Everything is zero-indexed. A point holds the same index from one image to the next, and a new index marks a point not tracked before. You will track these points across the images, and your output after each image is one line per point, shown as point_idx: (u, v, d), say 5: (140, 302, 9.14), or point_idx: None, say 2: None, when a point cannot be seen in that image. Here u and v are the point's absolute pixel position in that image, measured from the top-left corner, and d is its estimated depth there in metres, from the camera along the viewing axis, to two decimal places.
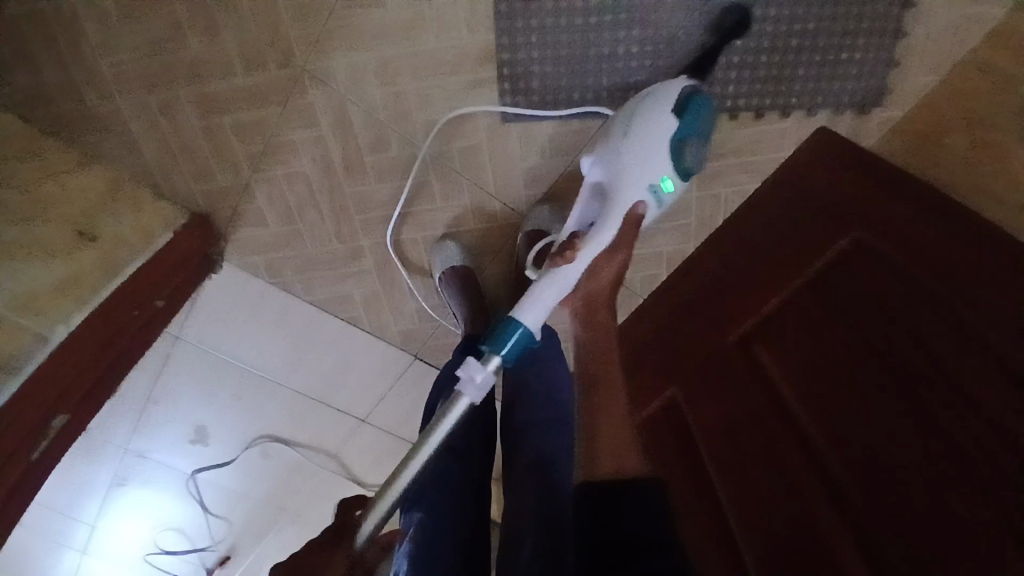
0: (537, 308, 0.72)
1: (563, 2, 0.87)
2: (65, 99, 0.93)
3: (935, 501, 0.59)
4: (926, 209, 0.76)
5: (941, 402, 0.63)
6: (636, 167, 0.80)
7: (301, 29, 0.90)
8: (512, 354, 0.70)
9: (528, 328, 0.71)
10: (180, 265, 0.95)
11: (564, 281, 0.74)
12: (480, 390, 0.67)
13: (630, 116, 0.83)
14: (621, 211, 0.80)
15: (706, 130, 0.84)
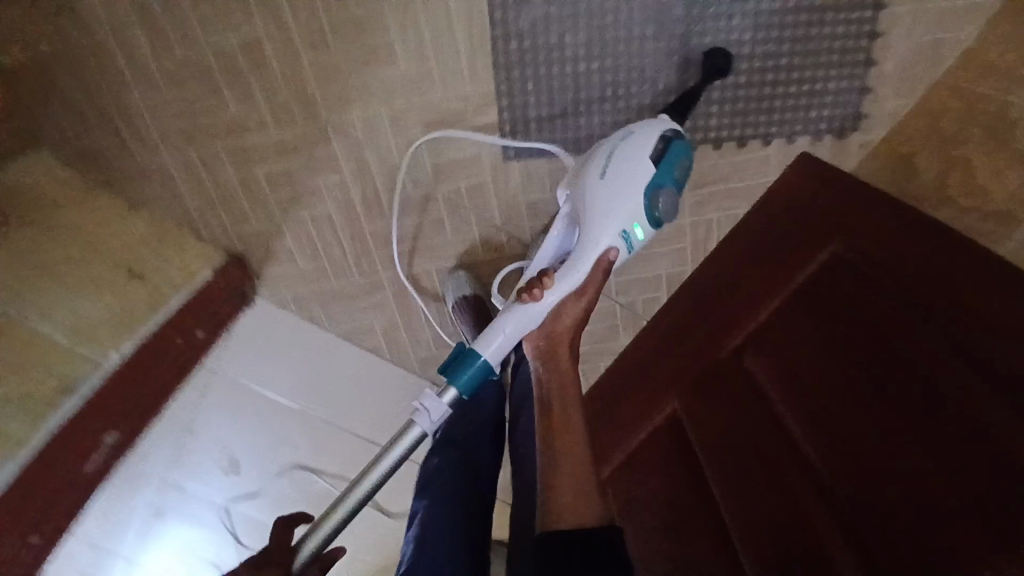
0: (498, 341, 0.81)
1: (554, 52, 0.94)
2: (114, 156, 1.02)
3: (924, 498, 0.63)
4: (900, 224, 0.82)
5: (925, 404, 0.68)
6: (607, 215, 0.83)
7: (322, 86, 0.97)
8: (469, 383, 0.80)
9: (488, 361, 0.81)
10: (217, 301, 1.05)
11: (528, 318, 0.82)
12: (432, 421, 0.78)
13: (609, 156, 0.85)
14: (592, 256, 0.83)
15: (682, 175, 0.87)
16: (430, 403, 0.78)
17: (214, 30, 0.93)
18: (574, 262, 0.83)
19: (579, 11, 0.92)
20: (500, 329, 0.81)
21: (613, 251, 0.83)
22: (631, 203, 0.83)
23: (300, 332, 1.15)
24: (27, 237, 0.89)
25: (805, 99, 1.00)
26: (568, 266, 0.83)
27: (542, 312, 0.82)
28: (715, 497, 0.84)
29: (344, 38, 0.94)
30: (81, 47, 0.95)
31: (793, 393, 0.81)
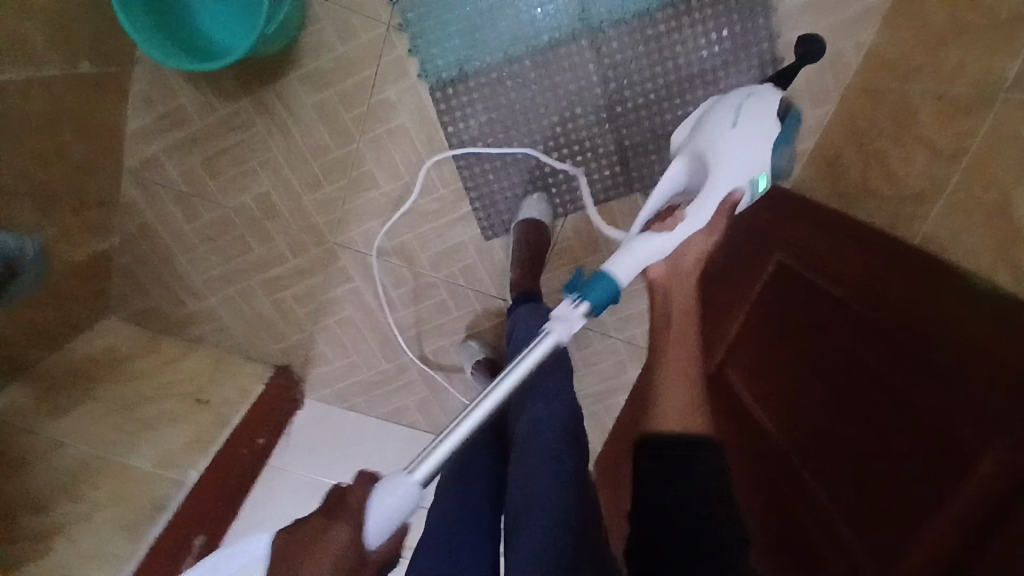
0: (630, 263, 0.71)
1: (505, 147, 1.11)
2: (173, 307, 1.25)
3: (905, 477, 0.65)
4: (829, 225, 0.91)
5: (893, 380, 0.70)
6: (741, 156, 0.77)
7: (324, 215, 1.17)
8: (601, 304, 0.69)
9: (616, 279, 0.70)
10: (273, 407, 1.23)
11: (660, 245, 0.72)
12: (568, 332, 0.68)
13: (740, 107, 0.82)
14: (724, 191, 0.75)
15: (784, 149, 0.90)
16: (565, 316, 0.68)
17: (233, 193, 1.15)
18: (709, 194, 0.74)
19: (515, 110, 1.09)
20: (636, 249, 0.71)
21: (741, 191, 0.78)
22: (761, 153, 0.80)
23: (343, 420, 1.29)
24: (114, 387, 1.09)
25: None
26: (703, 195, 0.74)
27: (674, 241, 0.72)
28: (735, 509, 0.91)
29: (335, 176, 1.13)
30: (133, 228, 1.18)
31: (768, 402, 0.89)
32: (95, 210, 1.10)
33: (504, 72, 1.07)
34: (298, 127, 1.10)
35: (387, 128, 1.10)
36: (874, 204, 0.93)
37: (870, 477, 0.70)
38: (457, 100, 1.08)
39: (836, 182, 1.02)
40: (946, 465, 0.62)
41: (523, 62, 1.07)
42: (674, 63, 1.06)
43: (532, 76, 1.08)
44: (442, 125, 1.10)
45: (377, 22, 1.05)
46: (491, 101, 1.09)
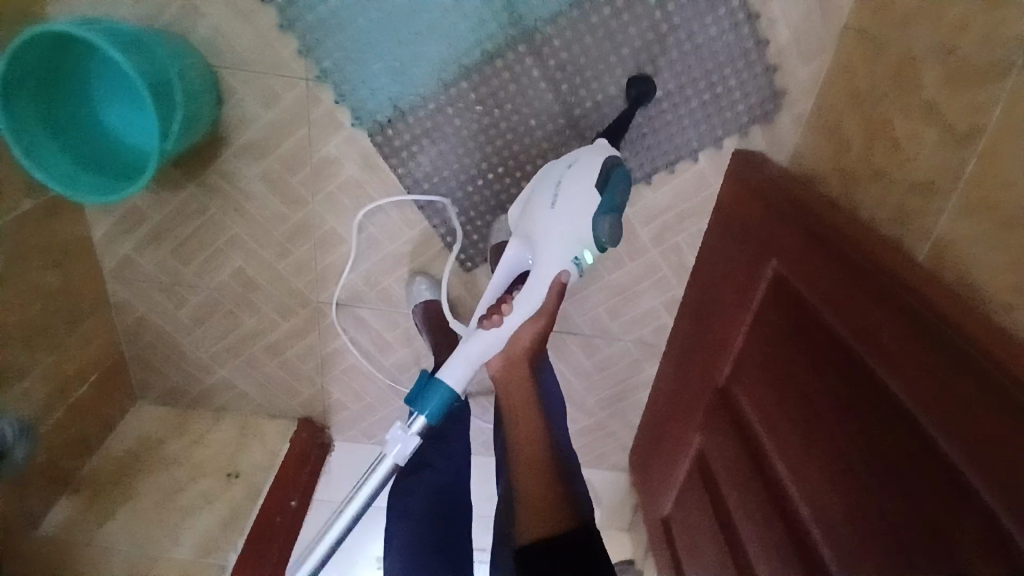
0: (460, 366, 0.86)
1: (461, 175, 1.02)
2: (189, 385, 1.27)
3: (897, 525, 0.62)
4: (804, 224, 0.81)
5: (880, 421, 0.65)
6: (557, 245, 0.86)
7: (304, 277, 1.14)
8: (433, 413, 0.84)
9: (450, 387, 0.85)
10: (302, 462, 1.25)
11: (491, 339, 0.87)
12: (402, 455, 0.82)
13: (557, 187, 0.86)
14: (546, 281, 0.87)
15: (620, 203, 0.87)
16: (400, 437, 0.83)
17: (210, 274, 1.14)
18: (532, 286, 0.87)
19: (464, 136, 0.99)
20: (464, 354, 0.87)
21: (566, 272, 0.87)
22: (583, 232, 0.86)
23: (369, 454, 1.35)
24: (150, 479, 1.15)
25: (708, 105, 0.96)
26: (529, 290, 0.87)
27: (504, 335, 0.88)
28: (742, 532, 0.88)
29: (301, 240, 1.10)
30: (132, 323, 1.20)
31: (772, 431, 0.83)
32: (89, 318, 1.13)
33: (442, 100, 0.96)
34: (251, 201, 1.06)
35: (336, 184, 1.04)
36: (880, 188, 0.80)
37: (865, 521, 0.66)
38: (401, 140, 0.99)
39: (840, 155, 0.89)
40: (933, 518, 0.58)
41: (460, 85, 0.95)
42: (629, 50, 0.93)
43: (473, 97, 0.96)
44: (392, 169, 1.02)
45: (295, 79, 0.96)
46: (434, 130, 0.98)
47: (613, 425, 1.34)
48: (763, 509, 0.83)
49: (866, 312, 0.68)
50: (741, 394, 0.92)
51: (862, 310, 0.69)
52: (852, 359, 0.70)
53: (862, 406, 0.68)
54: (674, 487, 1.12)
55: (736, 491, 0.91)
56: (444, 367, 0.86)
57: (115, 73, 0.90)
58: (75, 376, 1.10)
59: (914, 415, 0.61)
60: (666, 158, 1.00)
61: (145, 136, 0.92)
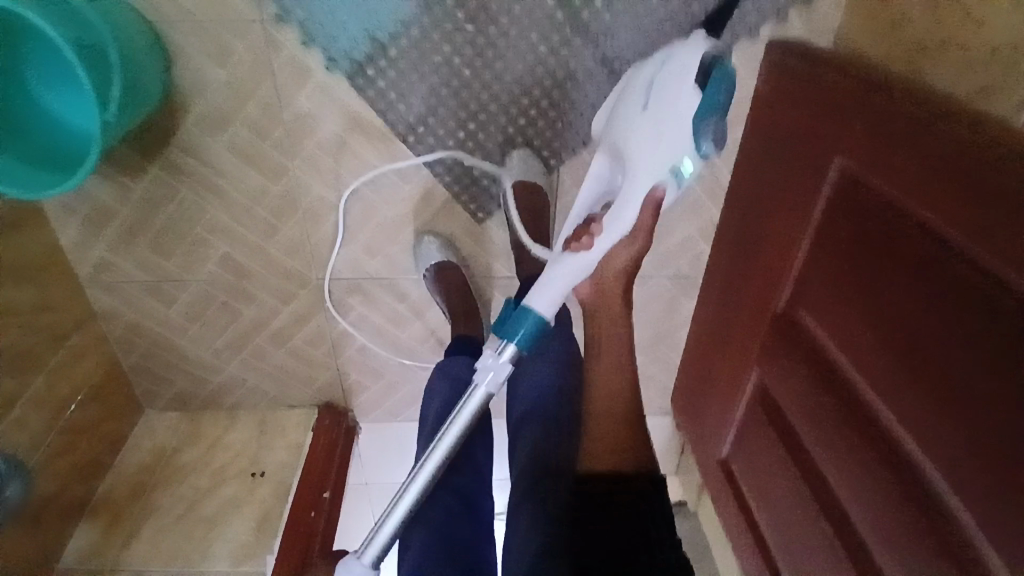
0: (548, 290, 0.71)
1: (461, 111, 0.89)
2: (197, 388, 1.18)
3: (1018, 437, 0.52)
4: (870, 108, 0.68)
5: (991, 318, 0.54)
6: (653, 150, 0.69)
7: (298, 256, 1.03)
8: (527, 340, 0.70)
9: (538, 314, 0.70)
10: (330, 451, 1.16)
11: (580, 262, 0.70)
12: (497, 381, 0.70)
13: (651, 89, 0.72)
14: (642, 195, 0.70)
15: (721, 104, 0.70)
16: (491, 365, 0.70)
17: (195, 265, 1.03)
18: (625, 199, 0.70)
19: (455, 65, 0.85)
20: (552, 275, 0.71)
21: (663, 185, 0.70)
22: (683, 136, 0.70)
23: (399, 433, 1.25)
24: (170, 493, 1.08)
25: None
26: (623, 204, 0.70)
27: (594, 260, 0.71)
28: (825, 474, 0.78)
29: (288, 214, 0.98)
30: (123, 331, 1.10)
31: (855, 355, 0.72)
32: (76, 332, 1.03)
33: (425, 24, 0.82)
34: (224, 178, 0.94)
35: (316, 144, 0.91)
36: (953, 57, 0.68)
37: (980, 440, 0.56)
38: (386, 80, 0.86)
39: (898, 27, 0.76)
40: None
41: (444, 2, 0.81)
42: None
43: (461, 16, 0.82)
44: (380, 116, 0.89)
45: (248, 25, 0.82)
46: (419, 62, 0.85)
47: (653, 370, 1.23)
48: (848, 444, 0.73)
49: (967, 191, 0.56)
50: (809, 317, 0.81)
51: (963, 198, 0.57)
52: (953, 258, 0.58)
53: (974, 313, 0.56)
54: (733, 427, 1.01)
55: (812, 428, 0.80)
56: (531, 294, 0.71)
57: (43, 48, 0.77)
58: (72, 395, 1.01)
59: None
60: None
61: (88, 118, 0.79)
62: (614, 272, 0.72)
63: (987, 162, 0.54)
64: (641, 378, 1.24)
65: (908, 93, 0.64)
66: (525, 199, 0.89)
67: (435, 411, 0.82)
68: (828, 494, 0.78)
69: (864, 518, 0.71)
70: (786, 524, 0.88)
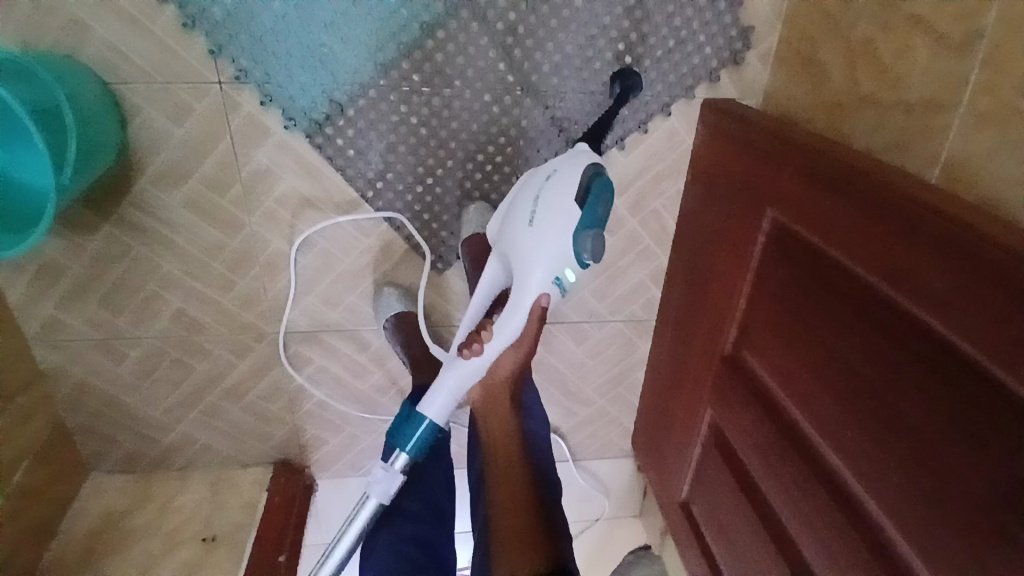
0: (442, 397, 0.81)
1: (417, 166, 0.92)
2: (147, 448, 1.13)
3: (947, 464, 0.56)
4: (799, 165, 0.74)
5: (916, 353, 0.59)
6: (528, 270, 0.77)
7: (254, 309, 1.02)
8: (417, 447, 0.81)
9: (432, 420, 0.81)
10: (287, 509, 1.13)
11: (468, 370, 0.80)
12: (387, 492, 0.79)
13: (536, 203, 0.77)
14: (526, 306, 0.78)
15: (603, 216, 0.78)
16: (382, 476, 0.79)
17: (147, 321, 1.01)
18: (512, 311, 0.78)
19: (412, 124, 0.89)
20: (445, 387, 0.80)
21: (547, 295, 0.77)
22: (565, 252, 0.76)
23: (358, 486, 1.23)
24: (119, 561, 1.02)
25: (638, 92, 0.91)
26: (508, 316, 0.79)
27: (486, 364, 0.80)
28: (777, 509, 0.80)
29: (244, 267, 0.98)
30: (68, 390, 1.06)
31: (797, 393, 0.76)
32: (22, 393, 0.98)
33: (382, 87, 0.86)
34: (180, 233, 0.94)
35: (274, 199, 0.92)
36: (869, 116, 0.75)
37: (915, 468, 0.60)
38: (344, 138, 0.88)
39: (818, 89, 0.84)
40: (982, 451, 0.53)
41: (401, 66, 0.85)
42: (603, 4, 0.85)
43: (417, 78, 0.86)
44: (339, 172, 0.91)
45: (205, 86, 0.84)
46: (376, 120, 0.88)
47: (612, 412, 1.26)
48: (797, 477, 0.76)
49: (888, 238, 0.62)
50: (755, 359, 0.85)
51: (883, 245, 0.62)
52: (880, 303, 0.63)
53: (904, 355, 0.61)
54: (690, 465, 1.04)
55: (763, 465, 0.82)
56: (427, 398, 0.81)
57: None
58: (18, 458, 0.96)
59: (977, 357, 0.53)
60: (637, 119, 0.94)
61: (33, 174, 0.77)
62: None
63: (904, 216, 0.60)
64: (601, 420, 1.26)
65: (827, 153, 0.71)
66: (482, 249, 0.92)
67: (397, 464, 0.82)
68: (782, 526, 0.80)
69: (813, 549, 0.74)
70: (744, 559, 0.89)
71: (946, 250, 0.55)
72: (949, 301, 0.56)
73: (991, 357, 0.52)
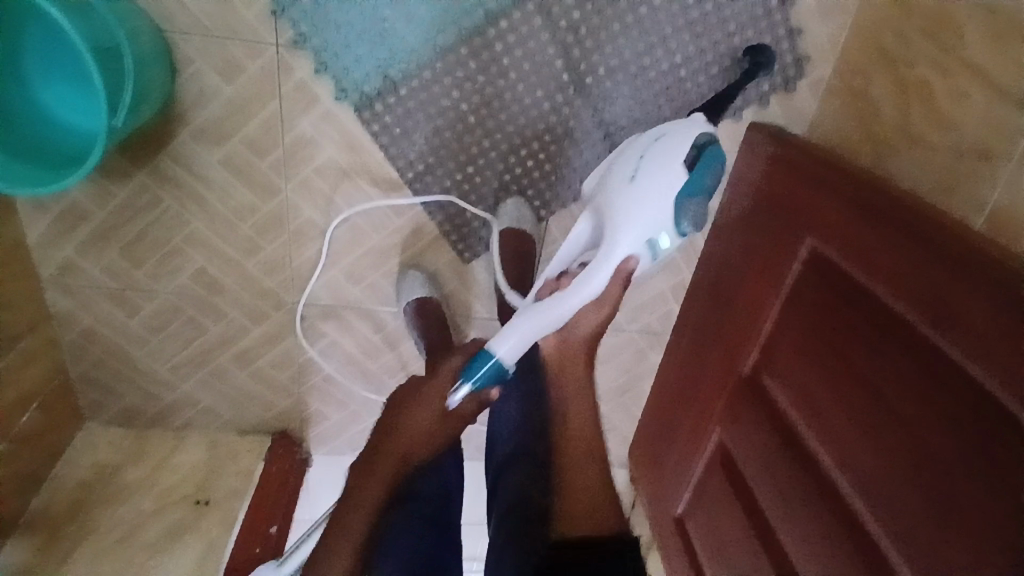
0: (514, 341, 0.76)
1: (459, 150, 0.91)
2: (146, 405, 1.12)
3: (963, 495, 0.57)
4: (847, 197, 0.75)
5: (945, 386, 0.60)
6: (625, 221, 0.78)
7: (276, 277, 1.01)
8: (481, 384, 0.75)
9: (500, 360, 0.76)
10: (282, 480, 1.11)
11: (543, 317, 0.77)
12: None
13: (640, 160, 0.81)
14: (612, 260, 0.78)
15: (707, 187, 0.82)
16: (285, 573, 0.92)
17: (167, 276, 1.00)
18: (598, 263, 0.78)
19: (462, 110, 0.88)
20: (520, 327, 0.77)
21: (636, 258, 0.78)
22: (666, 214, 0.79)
23: (354, 464, 1.22)
24: (110, 514, 1.01)
25: (762, 72, 0.89)
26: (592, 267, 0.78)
27: (563, 316, 0.78)
28: (774, 528, 0.80)
29: (272, 234, 0.97)
30: (76, 337, 1.04)
31: (813, 419, 0.76)
32: (28, 335, 0.97)
33: (438, 69, 0.86)
34: (212, 192, 0.93)
35: (313, 168, 0.92)
36: (918, 157, 0.76)
37: (927, 496, 0.60)
38: (392, 116, 0.88)
39: (867, 123, 0.85)
40: (1001, 485, 0.54)
41: (459, 51, 0.85)
42: (666, 15, 0.86)
43: (473, 66, 0.86)
44: (382, 149, 0.91)
45: (261, 46, 0.83)
46: (426, 102, 0.87)
47: (614, 418, 1.26)
48: (801, 498, 0.76)
49: (932, 273, 0.63)
50: (774, 382, 0.85)
51: (926, 279, 0.63)
52: (913, 337, 0.64)
53: (933, 388, 0.61)
54: (693, 479, 1.04)
55: (767, 484, 0.83)
56: (499, 337, 0.77)
57: (49, 46, 0.77)
58: (21, 402, 0.95)
59: (1003, 395, 0.54)
60: None
61: (94, 120, 0.80)
62: (596, 319, 0.77)
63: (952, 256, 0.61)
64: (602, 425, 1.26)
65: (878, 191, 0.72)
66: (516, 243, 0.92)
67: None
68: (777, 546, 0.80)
69: (806, 570, 0.74)
70: (734, 572, 0.89)
71: (994, 290, 0.56)
72: (985, 338, 0.57)
73: (1021, 397, 0.53)
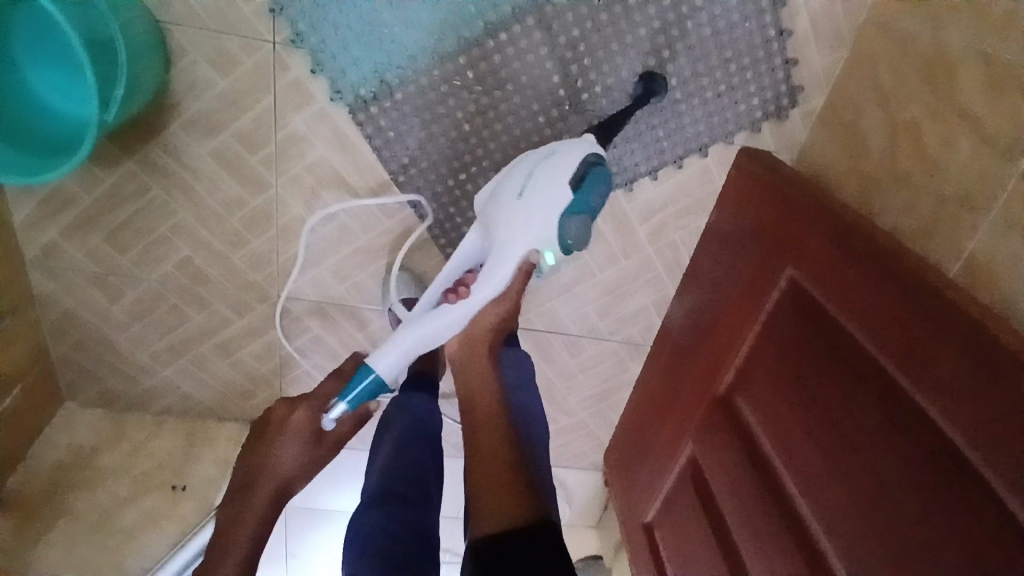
0: (391, 356, 0.83)
1: (452, 157, 0.91)
2: (126, 389, 1.12)
3: (912, 542, 0.59)
4: (830, 232, 0.76)
5: (907, 432, 0.62)
6: (514, 238, 0.81)
7: (262, 270, 1.01)
8: (355, 400, 0.81)
9: (378, 376, 0.82)
10: None
11: (430, 328, 0.83)
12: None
13: (528, 178, 0.81)
14: (506, 268, 0.82)
15: (595, 206, 0.84)
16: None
17: (151, 264, 0.99)
18: (489, 276, 0.82)
19: (457, 117, 0.88)
20: (402, 344, 0.83)
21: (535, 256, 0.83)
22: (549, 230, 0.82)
23: None
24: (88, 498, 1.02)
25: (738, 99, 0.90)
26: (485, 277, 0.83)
27: (458, 318, 0.83)
28: (737, 546, 0.83)
29: (261, 228, 0.97)
30: (57, 320, 1.04)
31: (780, 446, 0.78)
32: (9, 317, 0.96)
33: (435, 75, 0.85)
34: (202, 183, 0.92)
35: (304, 165, 0.91)
36: (903, 197, 0.77)
37: (880, 538, 0.62)
38: (387, 119, 0.88)
39: (855, 157, 0.86)
40: (950, 537, 0.56)
41: (457, 58, 0.85)
42: (665, 37, 0.86)
43: (470, 75, 0.86)
44: (374, 151, 0.90)
45: (258, 42, 0.83)
46: (421, 108, 0.88)
47: (591, 424, 1.28)
48: (765, 523, 0.78)
49: (904, 317, 0.64)
50: (747, 405, 0.87)
51: (898, 323, 0.65)
52: (880, 379, 0.66)
53: (893, 432, 0.63)
54: (662, 490, 1.06)
55: (733, 504, 0.85)
56: (373, 357, 0.83)
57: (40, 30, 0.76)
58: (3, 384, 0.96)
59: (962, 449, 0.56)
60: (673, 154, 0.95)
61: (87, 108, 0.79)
62: None
63: (925, 305, 0.63)
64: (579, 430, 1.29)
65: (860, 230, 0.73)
66: None
67: (385, 459, 0.78)
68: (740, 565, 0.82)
69: None
70: None
71: (963, 342, 0.58)
72: (949, 390, 0.59)
73: (980, 454, 0.55)
